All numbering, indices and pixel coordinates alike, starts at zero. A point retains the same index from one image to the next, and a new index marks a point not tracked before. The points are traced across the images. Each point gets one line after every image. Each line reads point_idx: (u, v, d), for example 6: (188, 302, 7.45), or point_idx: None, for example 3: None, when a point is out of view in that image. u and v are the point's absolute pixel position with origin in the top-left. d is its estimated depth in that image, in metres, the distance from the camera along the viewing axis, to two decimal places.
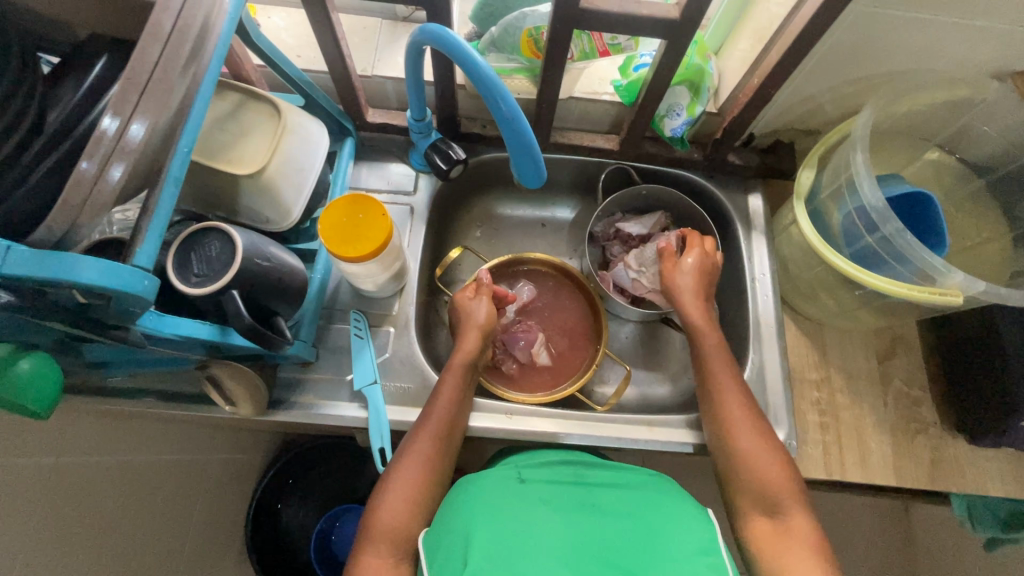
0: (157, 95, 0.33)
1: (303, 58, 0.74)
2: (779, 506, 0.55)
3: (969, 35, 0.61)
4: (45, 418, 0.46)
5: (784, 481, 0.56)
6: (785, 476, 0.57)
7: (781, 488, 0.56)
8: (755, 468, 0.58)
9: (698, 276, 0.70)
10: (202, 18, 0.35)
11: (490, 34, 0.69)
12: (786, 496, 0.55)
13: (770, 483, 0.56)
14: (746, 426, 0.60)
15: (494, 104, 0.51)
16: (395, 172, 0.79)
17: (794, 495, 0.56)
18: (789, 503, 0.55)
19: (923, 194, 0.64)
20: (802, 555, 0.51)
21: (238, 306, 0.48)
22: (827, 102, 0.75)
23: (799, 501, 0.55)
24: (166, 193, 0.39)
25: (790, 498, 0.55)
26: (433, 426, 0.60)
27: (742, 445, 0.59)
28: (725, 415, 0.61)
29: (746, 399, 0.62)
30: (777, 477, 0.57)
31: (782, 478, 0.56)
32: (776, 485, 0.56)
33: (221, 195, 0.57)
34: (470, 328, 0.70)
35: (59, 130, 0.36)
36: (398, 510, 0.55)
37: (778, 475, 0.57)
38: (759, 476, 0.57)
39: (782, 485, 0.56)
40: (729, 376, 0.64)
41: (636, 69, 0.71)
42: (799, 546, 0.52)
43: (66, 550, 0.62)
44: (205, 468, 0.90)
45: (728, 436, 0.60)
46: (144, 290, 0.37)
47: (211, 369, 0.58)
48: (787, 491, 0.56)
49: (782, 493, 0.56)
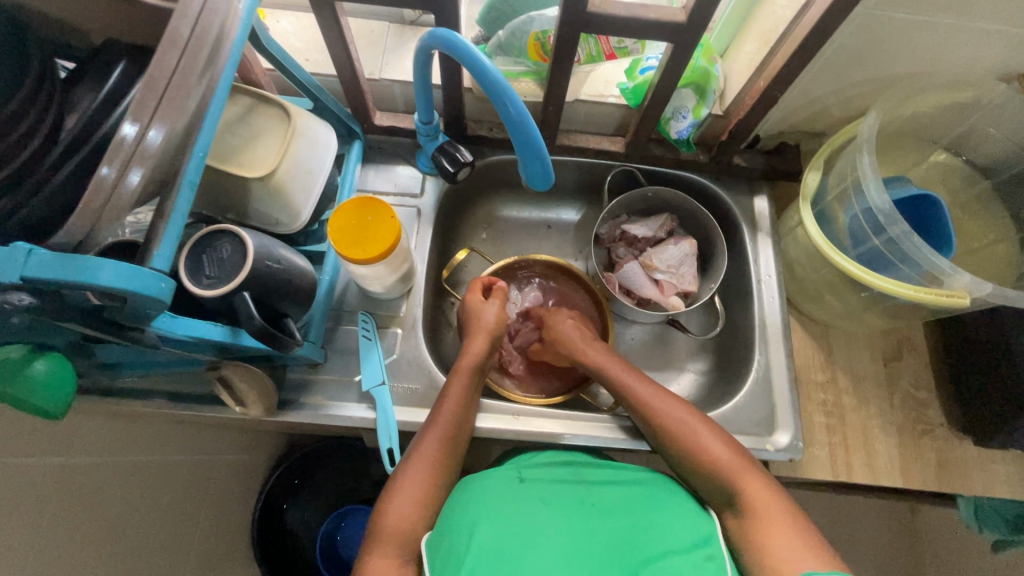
0: (175, 101, 0.33)
1: (311, 62, 0.75)
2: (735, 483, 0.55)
3: (975, 37, 0.61)
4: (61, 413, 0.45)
5: (728, 455, 0.57)
6: (728, 450, 0.58)
7: (729, 464, 0.56)
8: (700, 453, 0.58)
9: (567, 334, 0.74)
10: (219, 25, 0.36)
11: (497, 38, 0.69)
12: (737, 469, 0.56)
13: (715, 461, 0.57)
14: (680, 414, 0.61)
15: (503, 109, 0.51)
16: (402, 175, 0.80)
17: (743, 466, 0.56)
18: (740, 475, 0.55)
19: (930, 196, 0.64)
20: (775, 526, 0.51)
21: (250, 307, 0.48)
22: (833, 105, 0.75)
23: (751, 472, 0.56)
24: (181, 196, 0.40)
25: (740, 471, 0.56)
26: (442, 427, 0.61)
27: (680, 434, 0.60)
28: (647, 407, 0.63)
29: (661, 391, 0.64)
30: (721, 454, 0.57)
31: (726, 451, 0.57)
32: (726, 466, 0.57)
33: (232, 198, 0.58)
34: (480, 330, 0.70)
35: (77, 135, 0.36)
36: (406, 510, 0.56)
37: (721, 451, 0.58)
38: (707, 459, 0.58)
39: (730, 461, 0.57)
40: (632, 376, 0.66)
41: (643, 72, 0.72)
42: (770, 518, 0.51)
43: (76, 549, 0.63)
44: (213, 468, 0.91)
45: (663, 429, 0.61)
46: (161, 292, 0.37)
47: (222, 369, 0.59)
48: (736, 464, 0.56)
49: (733, 468, 0.56)
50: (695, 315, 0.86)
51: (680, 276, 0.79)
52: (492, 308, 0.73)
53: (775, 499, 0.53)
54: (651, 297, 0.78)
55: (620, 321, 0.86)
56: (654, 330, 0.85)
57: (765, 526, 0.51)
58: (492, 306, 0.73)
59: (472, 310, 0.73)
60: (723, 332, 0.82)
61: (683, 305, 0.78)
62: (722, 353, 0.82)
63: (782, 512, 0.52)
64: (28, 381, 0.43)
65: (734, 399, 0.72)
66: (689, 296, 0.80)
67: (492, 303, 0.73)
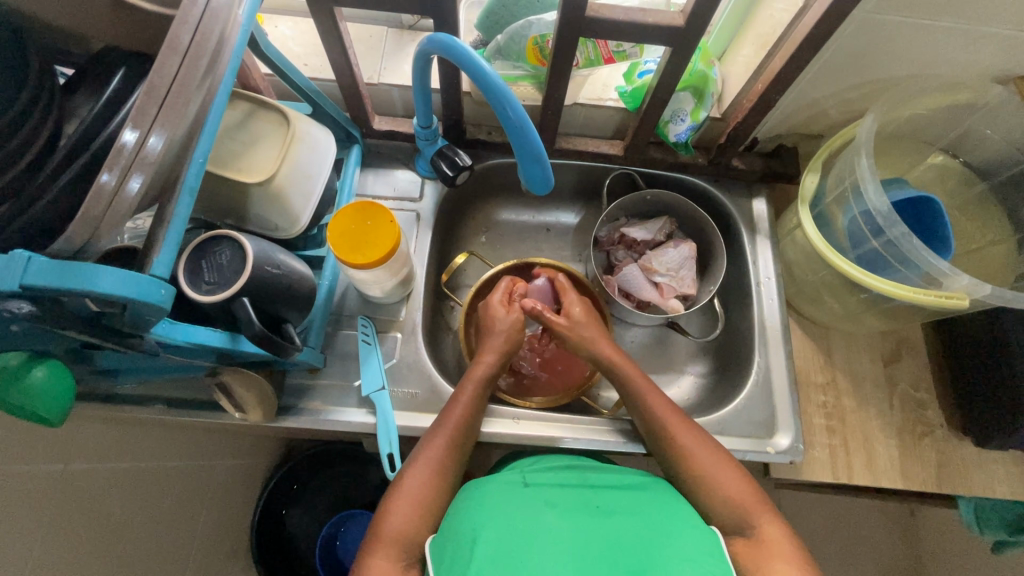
0: (175, 108, 0.33)
1: (310, 66, 0.75)
2: (749, 521, 0.55)
3: (972, 40, 0.61)
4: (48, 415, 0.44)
5: (745, 493, 0.57)
6: (745, 486, 0.57)
7: (743, 498, 0.57)
8: (714, 483, 0.58)
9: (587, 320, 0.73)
10: (218, 31, 0.35)
11: (495, 42, 0.70)
12: (752, 507, 0.56)
13: (731, 496, 0.57)
14: (694, 438, 0.61)
15: (502, 112, 0.52)
16: (402, 179, 0.80)
17: (759, 505, 0.56)
18: (756, 511, 0.56)
19: (928, 198, 0.64)
20: (787, 565, 0.51)
21: (249, 313, 0.48)
22: (831, 107, 0.75)
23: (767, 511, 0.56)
24: (181, 202, 0.40)
25: (755, 509, 0.56)
26: (448, 433, 0.61)
27: (696, 460, 0.60)
28: (663, 426, 0.63)
29: (678, 413, 0.64)
30: (739, 489, 0.57)
31: (743, 488, 0.57)
32: (739, 496, 0.57)
33: (231, 203, 0.58)
34: (492, 342, 0.70)
35: (77, 143, 0.36)
36: (408, 515, 0.55)
37: (738, 488, 0.57)
38: (719, 489, 0.58)
39: (745, 497, 0.57)
40: (653, 392, 0.66)
41: (641, 75, 0.72)
42: (781, 555, 0.52)
43: (75, 556, 0.62)
44: (212, 474, 0.90)
45: (677, 453, 0.61)
46: (162, 299, 0.37)
47: (222, 376, 0.59)
48: (751, 501, 0.56)
49: (748, 507, 0.56)
50: (695, 318, 0.86)
51: (680, 278, 0.79)
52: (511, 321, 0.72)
53: (786, 540, 0.54)
54: (651, 300, 0.79)
55: (619, 323, 0.85)
56: (654, 332, 0.85)
57: (775, 560, 0.52)
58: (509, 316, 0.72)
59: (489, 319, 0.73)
60: (723, 335, 0.83)
61: (682, 308, 0.78)
62: (722, 355, 0.82)
63: (794, 554, 0.52)
64: (27, 390, 0.43)
65: (735, 401, 0.72)
66: (689, 299, 0.81)
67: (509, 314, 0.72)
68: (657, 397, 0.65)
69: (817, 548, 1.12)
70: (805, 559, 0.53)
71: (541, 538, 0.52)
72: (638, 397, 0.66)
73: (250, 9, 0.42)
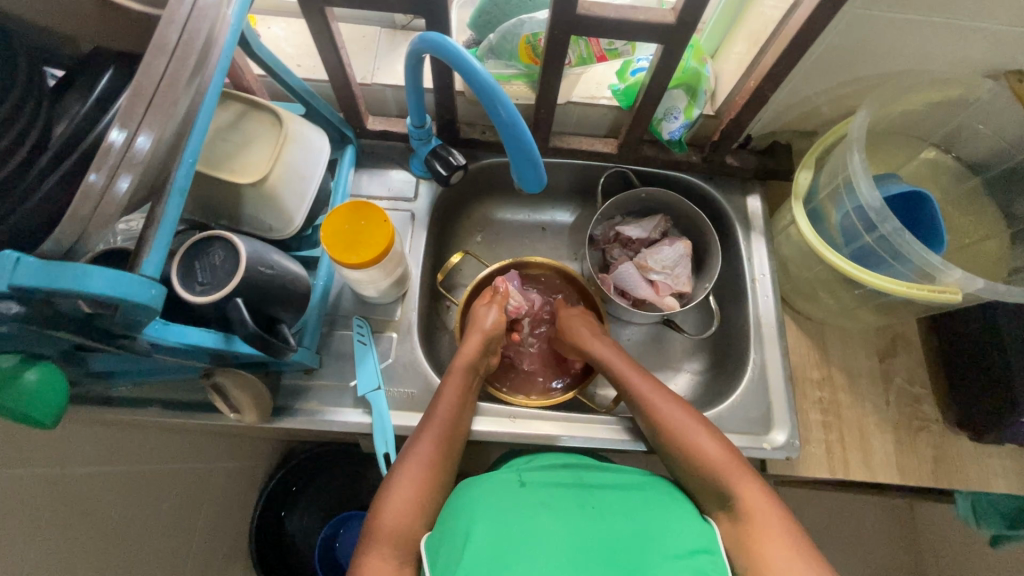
0: (163, 108, 0.33)
1: (303, 67, 0.75)
2: None
3: (962, 35, 0.61)
4: (48, 427, 0.45)
5: (727, 460, 0.57)
6: (725, 454, 0.58)
7: (723, 465, 0.57)
8: (695, 450, 0.59)
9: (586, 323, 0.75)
10: (206, 32, 0.35)
11: (488, 41, 0.70)
12: (732, 474, 0.56)
13: (716, 468, 0.57)
14: (681, 415, 0.62)
15: (492, 110, 0.52)
16: (396, 179, 0.80)
17: (739, 473, 0.56)
18: (737, 479, 0.55)
19: (921, 193, 0.65)
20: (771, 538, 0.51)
21: (243, 313, 0.48)
22: (823, 103, 0.76)
23: None
24: (172, 203, 0.40)
25: (735, 477, 0.56)
26: (436, 428, 0.61)
27: (678, 433, 0.61)
28: (651, 405, 0.64)
29: (667, 393, 0.65)
30: (719, 456, 0.58)
31: (724, 456, 0.57)
32: (721, 466, 0.57)
33: (225, 204, 0.58)
34: (473, 333, 0.71)
35: (66, 144, 0.36)
36: (401, 513, 0.55)
37: (721, 455, 0.58)
38: (702, 458, 0.58)
39: (727, 466, 0.57)
40: (642, 378, 0.67)
41: (634, 73, 0.72)
42: None
43: (73, 559, 0.62)
44: (210, 476, 0.90)
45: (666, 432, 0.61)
46: (152, 299, 0.37)
47: (217, 377, 0.58)
48: (731, 468, 0.56)
49: (728, 475, 0.56)
50: (691, 315, 0.86)
51: (676, 276, 0.79)
52: (493, 313, 0.73)
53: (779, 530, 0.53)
54: (646, 297, 0.78)
55: (616, 321, 0.85)
56: (650, 330, 0.86)
57: (755, 534, 0.51)
58: (490, 313, 0.73)
59: (474, 317, 0.73)
60: (718, 332, 0.83)
61: (678, 305, 0.78)
62: (718, 352, 0.82)
63: None
64: (21, 393, 0.43)
65: (731, 398, 0.72)
66: (685, 296, 0.81)
67: (488, 311, 0.73)
68: (650, 386, 0.66)
69: (817, 545, 1.12)
70: (789, 524, 0.52)
71: (536, 537, 0.52)
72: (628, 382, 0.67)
73: (239, 9, 0.42)
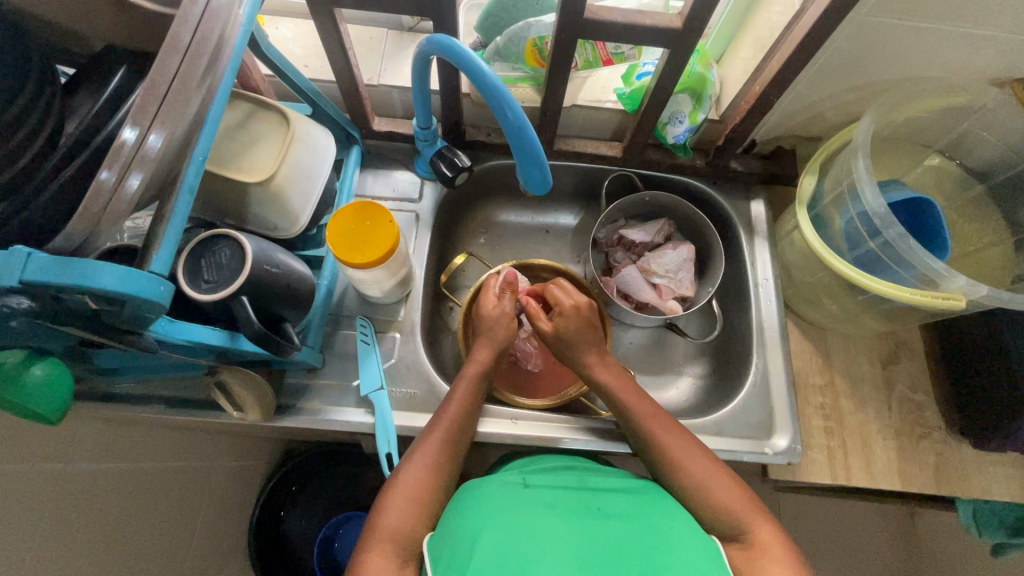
0: (174, 107, 0.33)
1: (310, 67, 0.75)
2: (742, 524, 0.55)
3: (968, 43, 0.61)
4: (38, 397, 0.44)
5: (737, 499, 0.57)
6: (735, 492, 0.58)
7: (735, 506, 0.57)
8: (705, 484, 0.58)
9: (578, 329, 0.70)
10: (219, 32, 0.36)
11: (495, 43, 0.70)
12: (744, 510, 0.56)
13: (725, 503, 0.57)
14: (684, 445, 0.61)
15: (501, 113, 0.52)
16: (401, 180, 0.80)
17: (753, 510, 0.56)
18: (750, 517, 0.56)
19: (925, 199, 0.65)
20: (779, 563, 0.51)
21: (248, 311, 0.49)
22: (828, 109, 0.76)
23: (764, 518, 0.56)
24: (181, 200, 0.40)
25: (747, 513, 0.56)
26: (443, 430, 0.61)
27: (685, 466, 0.60)
28: (656, 433, 0.63)
29: (671, 421, 0.64)
30: (728, 493, 0.57)
31: (735, 495, 0.57)
32: (731, 502, 0.57)
33: (232, 203, 0.58)
34: (487, 341, 0.70)
35: (77, 141, 0.37)
36: (404, 512, 0.55)
37: (730, 495, 0.57)
38: (711, 496, 0.58)
39: (738, 502, 0.57)
40: (646, 402, 0.66)
41: (639, 77, 0.72)
42: (774, 555, 0.52)
43: (71, 557, 0.62)
44: (209, 475, 0.89)
45: (666, 458, 0.61)
46: (160, 296, 0.38)
47: (220, 375, 0.59)
48: (744, 507, 0.56)
49: (739, 510, 0.56)
50: (694, 319, 0.86)
51: (678, 280, 0.79)
52: (506, 313, 0.72)
53: (779, 543, 0.53)
54: (648, 301, 0.79)
55: (618, 324, 0.86)
56: (652, 334, 0.86)
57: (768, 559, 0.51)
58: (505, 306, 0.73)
59: (488, 318, 0.72)
60: (721, 336, 0.83)
61: (680, 308, 0.78)
62: (721, 357, 0.82)
63: (788, 557, 0.52)
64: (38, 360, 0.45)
65: (733, 403, 0.72)
66: (687, 300, 0.81)
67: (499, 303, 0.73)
68: (649, 406, 0.66)
69: (816, 550, 1.12)
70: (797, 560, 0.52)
71: (539, 539, 0.51)
72: (623, 404, 0.66)
73: (250, 9, 0.42)
